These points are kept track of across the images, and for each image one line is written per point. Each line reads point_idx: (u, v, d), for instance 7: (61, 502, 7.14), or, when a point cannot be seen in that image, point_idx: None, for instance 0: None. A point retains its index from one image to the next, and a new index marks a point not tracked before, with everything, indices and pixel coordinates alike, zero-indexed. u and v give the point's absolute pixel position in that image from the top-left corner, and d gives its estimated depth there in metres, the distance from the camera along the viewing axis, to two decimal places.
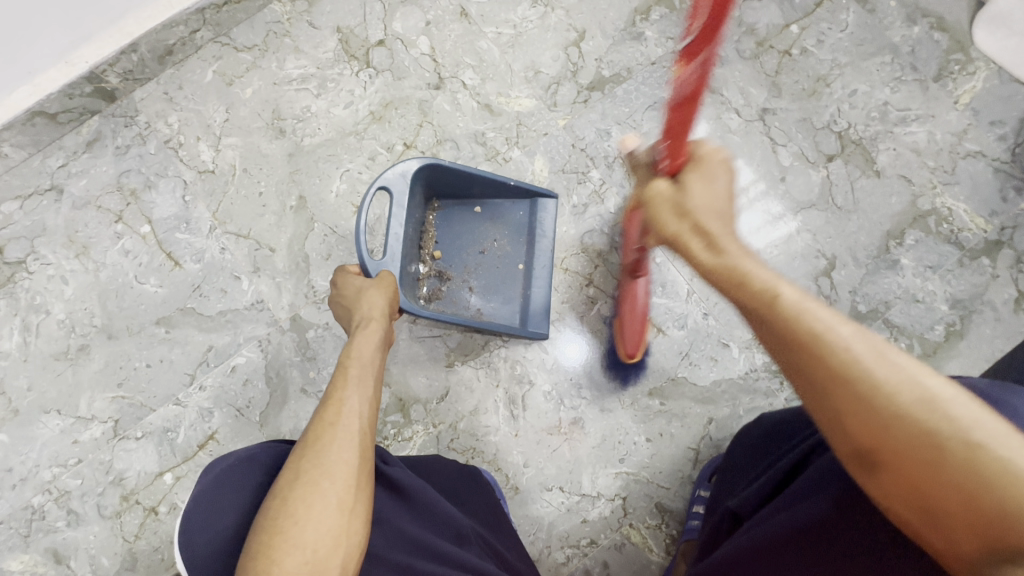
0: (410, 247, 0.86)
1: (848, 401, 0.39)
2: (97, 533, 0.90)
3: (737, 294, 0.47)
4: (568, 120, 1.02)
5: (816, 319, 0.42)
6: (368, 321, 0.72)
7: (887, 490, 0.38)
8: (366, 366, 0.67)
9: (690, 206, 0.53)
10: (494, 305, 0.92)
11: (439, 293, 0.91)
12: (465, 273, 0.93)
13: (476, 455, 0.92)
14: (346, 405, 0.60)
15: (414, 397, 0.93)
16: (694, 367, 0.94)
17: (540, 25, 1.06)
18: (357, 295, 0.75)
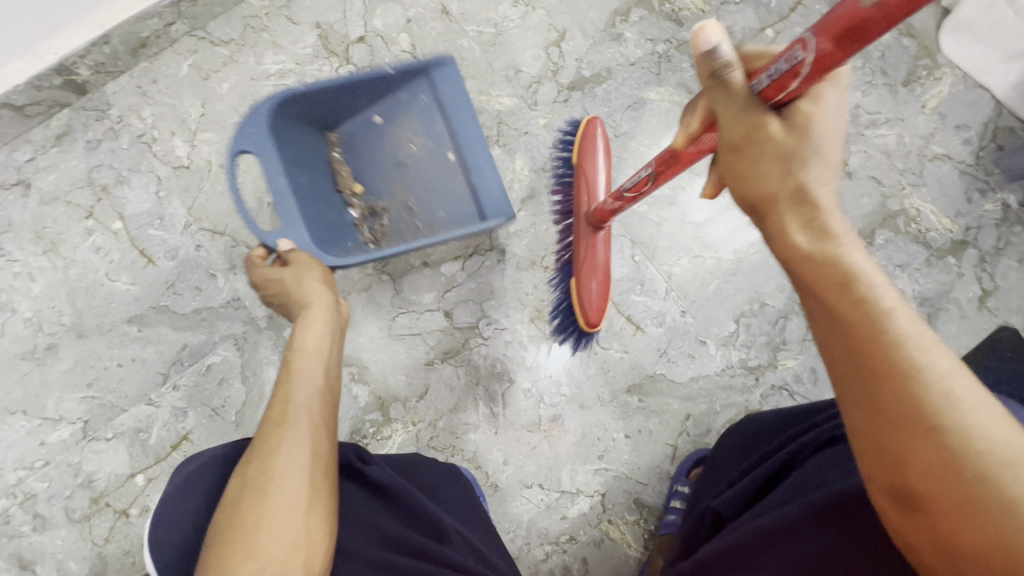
0: (315, 201, 0.84)
1: (931, 439, 0.35)
2: (65, 537, 0.88)
3: (829, 290, 0.39)
4: (549, 120, 1.03)
5: (920, 349, 0.37)
6: (312, 312, 0.69)
7: (921, 526, 0.37)
8: (315, 358, 0.65)
9: (804, 155, 0.41)
10: (437, 212, 0.89)
11: (382, 228, 0.91)
12: (398, 196, 0.91)
13: (456, 453, 0.91)
14: (295, 402, 0.59)
15: (394, 395, 0.93)
16: (672, 364, 0.95)
17: (521, 24, 1.06)
18: (289, 283, 0.72)
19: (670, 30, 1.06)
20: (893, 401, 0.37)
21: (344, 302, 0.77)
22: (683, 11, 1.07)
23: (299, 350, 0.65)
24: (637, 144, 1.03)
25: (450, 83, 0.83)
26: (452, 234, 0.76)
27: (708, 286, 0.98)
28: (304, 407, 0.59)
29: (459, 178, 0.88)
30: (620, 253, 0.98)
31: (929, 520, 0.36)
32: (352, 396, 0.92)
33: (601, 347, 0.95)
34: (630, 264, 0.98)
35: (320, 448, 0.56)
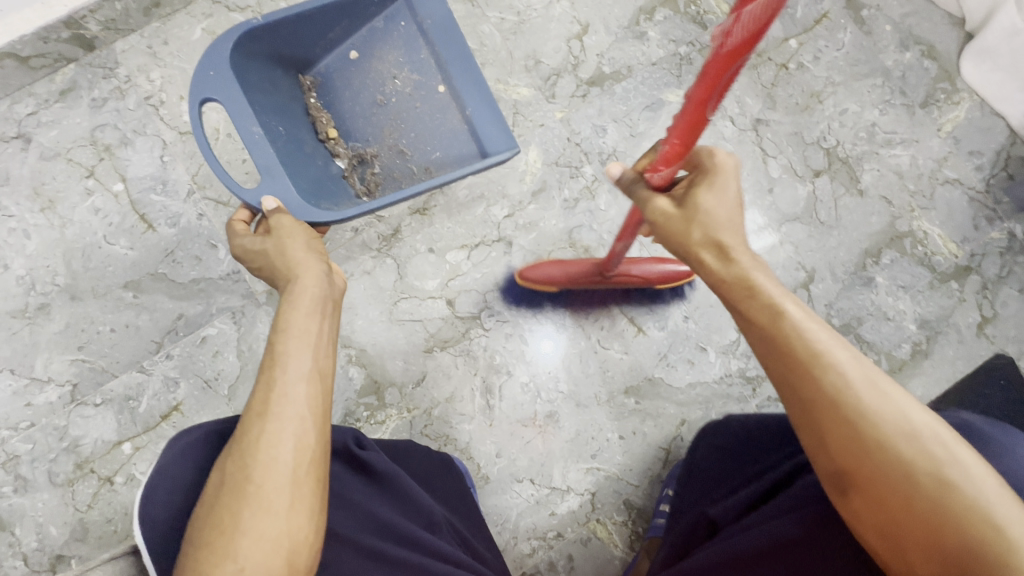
0: (297, 150, 0.81)
1: (845, 429, 0.43)
2: (47, 500, 0.87)
3: (745, 305, 0.49)
4: (565, 113, 1.02)
5: (821, 342, 0.45)
6: (298, 283, 0.61)
7: (858, 512, 0.43)
8: (305, 337, 0.56)
9: (693, 203, 0.53)
10: (435, 152, 0.86)
11: (375, 175, 0.87)
12: (388, 139, 0.88)
13: (449, 443, 0.91)
14: (276, 390, 0.52)
15: (390, 380, 0.92)
16: (671, 368, 0.95)
17: (543, 14, 1.05)
18: (274, 251, 0.65)
19: (693, 32, 1.05)
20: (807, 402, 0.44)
21: (339, 269, 0.68)
22: (708, 14, 1.06)
23: (284, 326, 0.57)
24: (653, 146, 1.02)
25: (429, 8, 0.83)
26: (453, 173, 0.72)
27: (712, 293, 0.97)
28: (286, 399, 0.51)
29: (453, 110, 0.85)
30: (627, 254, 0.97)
31: (860, 507, 0.42)
32: (348, 377, 0.91)
33: (602, 347, 0.95)
34: None
35: (308, 442, 0.51)
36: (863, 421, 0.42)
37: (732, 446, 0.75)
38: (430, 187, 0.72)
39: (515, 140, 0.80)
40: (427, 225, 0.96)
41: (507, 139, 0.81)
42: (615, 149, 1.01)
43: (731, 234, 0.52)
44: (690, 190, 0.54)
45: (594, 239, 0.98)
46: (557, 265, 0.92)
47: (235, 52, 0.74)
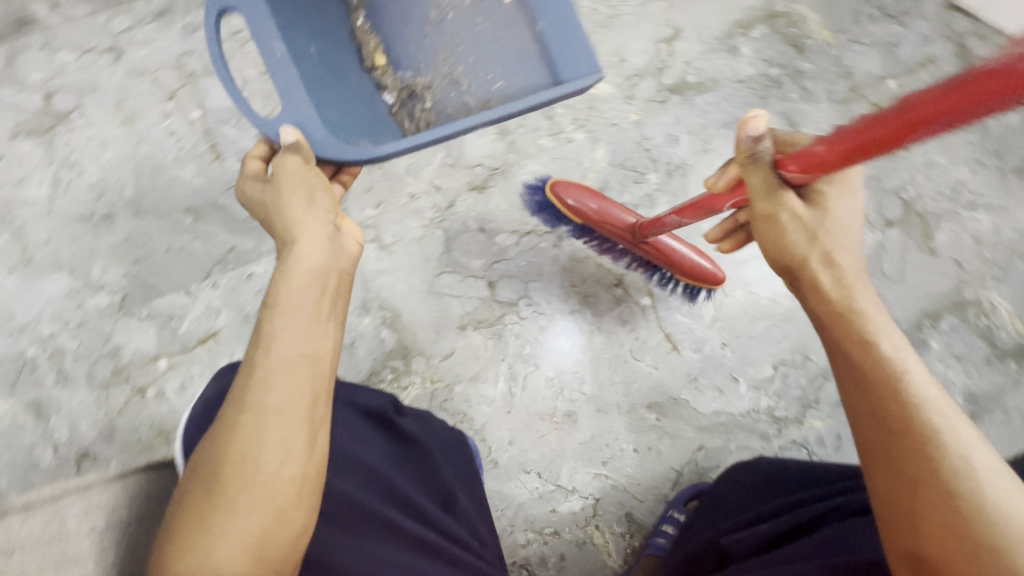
0: (332, 78, 0.73)
1: (946, 508, 0.41)
2: (82, 398, 0.91)
3: (849, 337, 0.51)
4: (640, 117, 1.00)
5: (926, 392, 0.46)
6: (297, 250, 0.56)
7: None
8: (304, 315, 0.52)
9: (823, 233, 0.56)
10: (495, 78, 0.75)
11: (426, 109, 0.78)
12: (442, 67, 0.78)
13: (464, 421, 0.91)
14: (257, 378, 0.49)
15: (419, 348, 0.93)
16: (698, 393, 0.94)
17: (637, 12, 1.02)
18: (273, 207, 0.60)
19: (788, 55, 1.01)
20: (908, 459, 0.44)
21: (351, 228, 0.63)
22: (807, 39, 1.02)
23: (281, 304, 0.52)
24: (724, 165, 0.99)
25: None
26: (510, 107, 0.64)
27: (755, 325, 0.95)
28: (273, 389, 0.48)
29: (520, 24, 0.73)
30: None
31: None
32: (379, 338, 0.93)
33: (633, 357, 0.94)
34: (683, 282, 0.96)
35: (297, 437, 0.48)
36: (969, 498, 0.41)
37: (751, 479, 0.75)
38: (486, 122, 0.65)
39: (599, 60, 0.67)
40: (482, 204, 0.96)
41: (589, 60, 0.68)
42: (684, 161, 0.99)
43: (852, 275, 0.55)
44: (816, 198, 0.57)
45: None
46: (596, 201, 0.91)
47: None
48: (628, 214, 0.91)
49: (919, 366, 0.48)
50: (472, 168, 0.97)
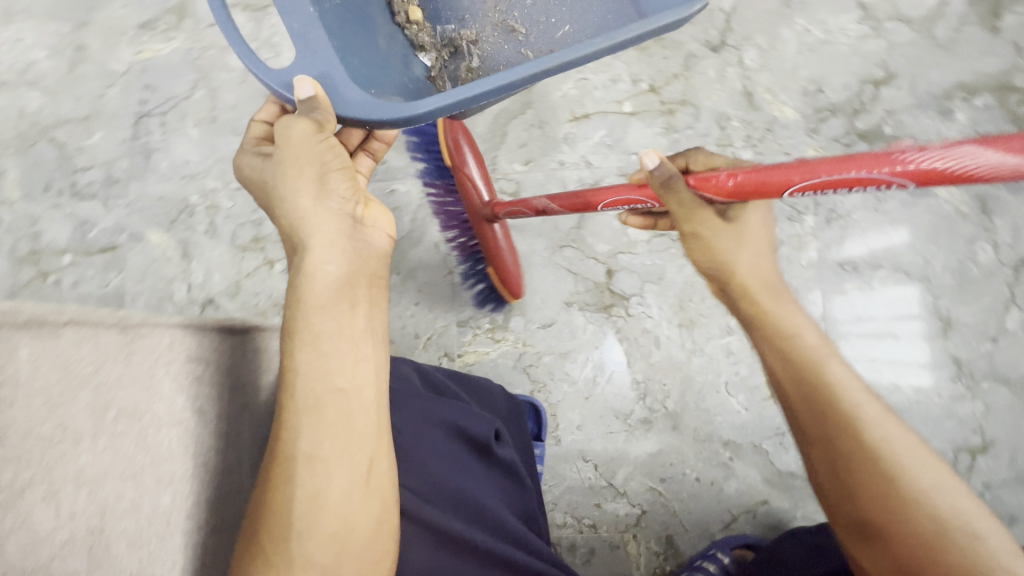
0: (357, 27, 0.65)
1: (893, 506, 0.48)
2: (222, 252, 1.01)
3: (785, 348, 0.57)
4: (820, 153, 0.93)
5: (857, 399, 0.53)
6: (314, 261, 0.51)
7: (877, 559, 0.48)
8: (325, 341, 0.48)
9: (743, 239, 0.58)
10: (559, 25, 0.69)
11: (470, 68, 0.71)
12: (492, 18, 0.72)
13: (541, 392, 0.93)
14: (286, 416, 0.45)
15: (521, 309, 0.94)
16: (781, 449, 0.90)
17: (851, 45, 0.95)
18: (287, 198, 0.53)
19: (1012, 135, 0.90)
20: (841, 439, 0.51)
21: (378, 214, 0.57)
22: None
23: (304, 331, 0.48)
24: (891, 231, 0.92)
25: None
26: (575, 49, 0.52)
27: None
28: (315, 437, 0.45)
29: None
30: None
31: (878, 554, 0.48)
32: (488, 287, 0.95)
33: (726, 390, 0.91)
34: None
35: (361, 487, 0.45)
36: (894, 467, 0.49)
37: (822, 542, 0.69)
38: (573, 60, 0.52)
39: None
40: None
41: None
42: (849, 214, 0.93)
43: (773, 278, 0.59)
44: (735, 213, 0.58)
45: None
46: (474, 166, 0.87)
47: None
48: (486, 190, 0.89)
49: (835, 355, 0.56)
50: (627, 155, 0.96)
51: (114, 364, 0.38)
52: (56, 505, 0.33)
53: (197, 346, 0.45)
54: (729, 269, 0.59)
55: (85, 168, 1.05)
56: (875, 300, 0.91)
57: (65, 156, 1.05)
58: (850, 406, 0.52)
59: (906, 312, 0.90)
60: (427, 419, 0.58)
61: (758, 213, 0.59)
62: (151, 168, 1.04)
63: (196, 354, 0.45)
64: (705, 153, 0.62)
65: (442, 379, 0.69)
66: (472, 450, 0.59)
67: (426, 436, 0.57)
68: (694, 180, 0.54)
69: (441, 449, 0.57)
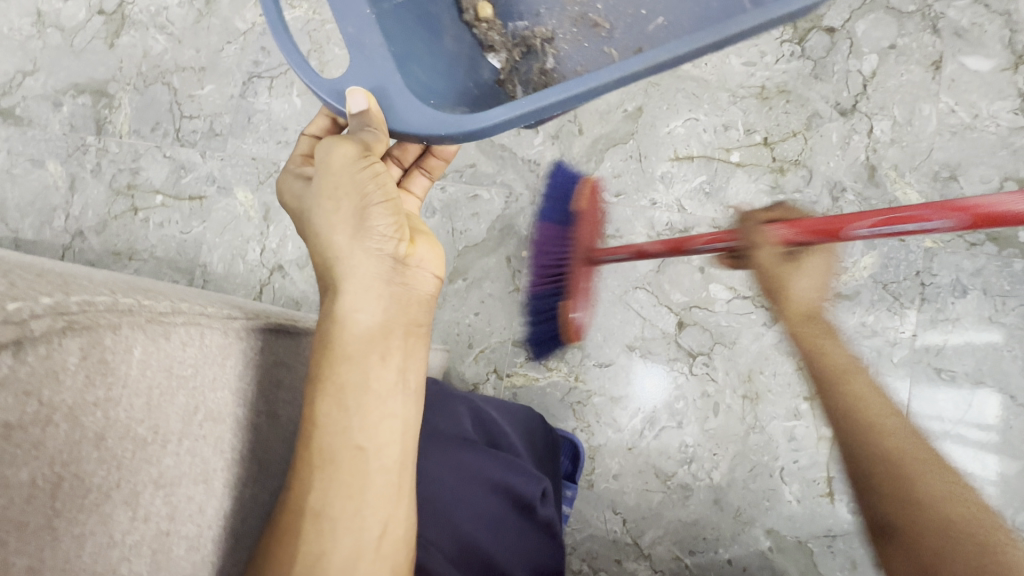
0: (417, 28, 0.60)
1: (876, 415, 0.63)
2: None
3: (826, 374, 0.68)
4: (935, 246, 0.85)
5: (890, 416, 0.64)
6: (347, 307, 0.47)
7: (894, 556, 0.53)
8: (348, 396, 0.44)
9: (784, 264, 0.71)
10: (649, 20, 0.65)
11: (545, 69, 0.68)
12: (570, 13, 0.69)
13: (583, 431, 0.90)
14: (302, 467, 0.43)
15: (581, 342, 0.91)
16: (829, 553, 0.83)
17: (1001, 137, 0.86)
18: (324, 224, 0.50)
19: None
20: (867, 453, 0.60)
21: (421, 250, 0.51)
22: None
23: (328, 383, 0.45)
24: (1001, 345, 0.83)
25: None
26: (665, 48, 0.47)
27: None
28: (325, 496, 0.42)
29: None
30: None
31: (895, 553, 0.52)
32: None
33: (780, 477, 0.85)
34: None
35: (368, 553, 0.43)
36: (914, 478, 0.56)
37: None
38: (669, 58, 0.47)
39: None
40: None
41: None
42: (958, 318, 0.84)
43: (819, 310, 0.74)
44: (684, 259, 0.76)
45: None
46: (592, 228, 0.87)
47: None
48: (595, 237, 0.88)
49: (862, 370, 0.68)
50: (724, 207, 0.91)
51: (209, 365, 0.38)
52: (134, 509, 0.32)
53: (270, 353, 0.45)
54: (787, 292, 0.73)
55: (192, 117, 1.09)
56: (966, 417, 0.83)
57: (176, 101, 1.10)
58: (873, 419, 0.63)
59: (978, 419, 0.83)
60: (471, 475, 0.56)
61: (819, 257, 0.75)
62: (251, 128, 1.07)
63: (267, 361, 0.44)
64: (790, 207, 0.71)
65: (496, 419, 0.67)
66: (514, 508, 0.57)
67: (469, 493, 0.56)
68: (783, 226, 0.64)
69: (480, 508, 0.55)
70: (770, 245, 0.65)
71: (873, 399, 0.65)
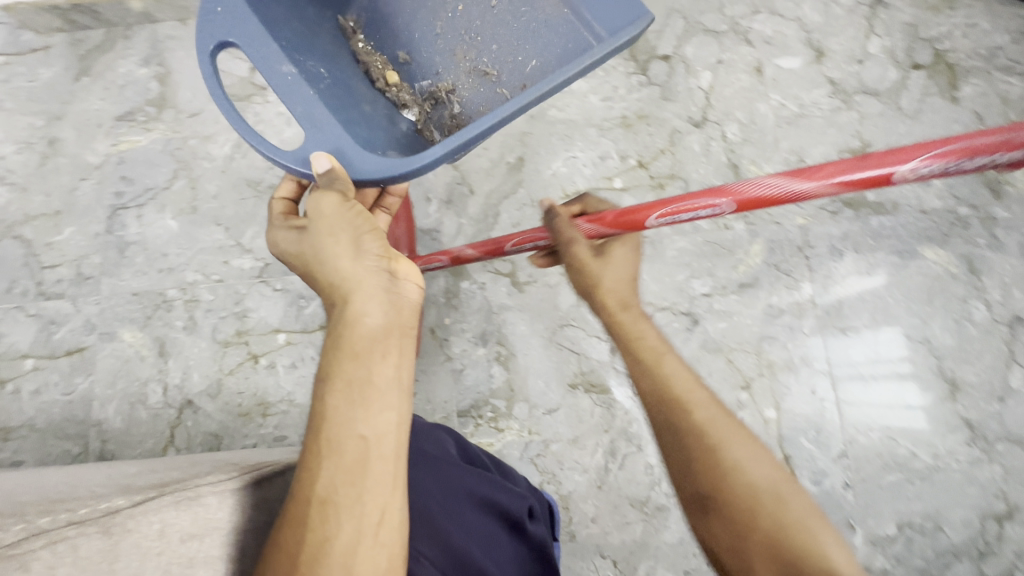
0: (348, 98, 0.64)
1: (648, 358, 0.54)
2: (202, 349, 0.95)
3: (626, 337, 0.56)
4: (806, 222, 0.95)
5: (654, 342, 0.55)
6: (354, 312, 0.51)
7: (714, 529, 0.46)
8: (354, 388, 0.47)
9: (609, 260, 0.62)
10: (527, 60, 0.67)
11: (454, 114, 0.69)
12: (463, 64, 0.70)
13: (551, 483, 0.88)
14: (318, 453, 0.45)
15: (525, 395, 0.90)
16: None
17: (827, 117, 0.99)
18: (311, 257, 0.54)
19: (982, 197, 0.94)
20: (673, 420, 0.50)
21: (408, 267, 0.55)
22: (1008, 185, 0.94)
23: (336, 377, 0.47)
24: (885, 293, 0.93)
25: None
26: (548, 81, 0.54)
27: (886, 474, 0.87)
28: (331, 480, 0.43)
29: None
30: (810, 390, 0.90)
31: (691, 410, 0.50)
32: (489, 373, 0.91)
33: None
34: (815, 404, 0.90)
35: (368, 538, 0.43)
36: (754, 488, 0.45)
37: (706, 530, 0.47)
38: (550, 89, 0.54)
39: (643, 5, 0.59)
40: None
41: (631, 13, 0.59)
42: (843, 278, 0.93)
43: (629, 299, 0.59)
44: (609, 246, 0.63)
45: (783, 356, 0.91)
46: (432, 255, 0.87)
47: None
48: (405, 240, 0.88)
49: (671, 351, 0.54)
50: None
51: None
52: None
53: (199, 516, 0.40)
54: (599, 289, 0.60)
55: (54, 265, 0.99)
56: (879, 363, 0.91)
57: (32, 253, 1.00)
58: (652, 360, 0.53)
59: (883, 356, 0.91)
60: (458, 491, 0.57)
61: (625, 248, 0.63)
62: (126, 262, 0.99)
63: (219, 523, 0.41)
64: (595, 199, 0.75)
65: (477, 450, 0.70)
66: (504, 521, 0.58)
67: (457, 508, 0.56)
68: (587, 220, 0.63)
69: (470, 523, 0.56)
70: (582, 240, 0.62)
71: (670, 365, 0.53)
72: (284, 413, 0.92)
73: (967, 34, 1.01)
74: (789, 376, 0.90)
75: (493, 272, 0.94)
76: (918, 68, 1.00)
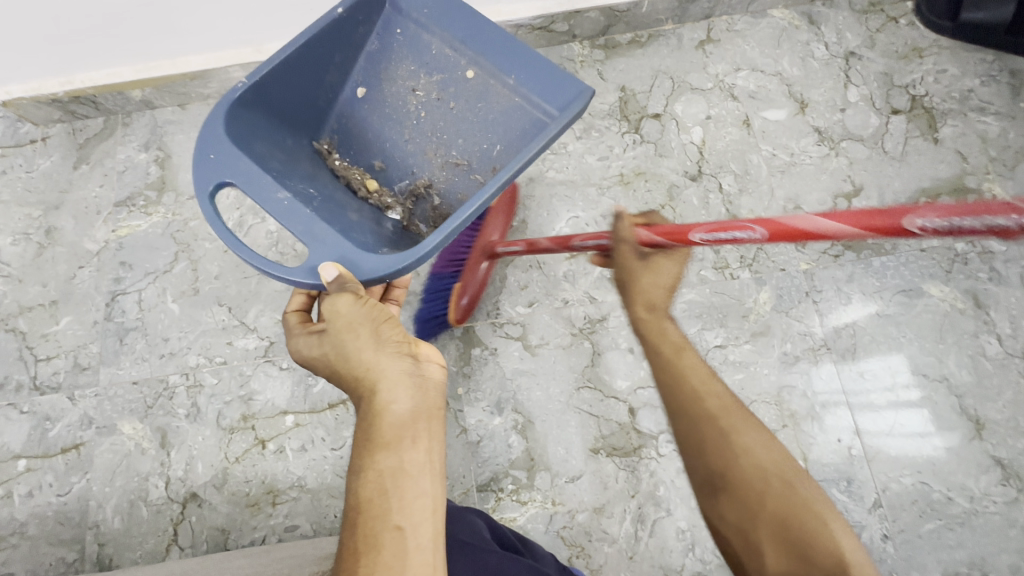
0: (338, 209, 0.64)
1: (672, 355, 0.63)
2: (207, 437, 0.91)
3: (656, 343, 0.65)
4: (810, 266, 0.96)
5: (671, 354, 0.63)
6: (383, 400, 0.49)
7: (725, 511, 0.53)
8: (387, 479, 0.45)
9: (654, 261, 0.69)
10: (494, 146, 0.68)
11: (436, 206, 0.69)
12: (435, 160, 0.70)
13: (581, 556, 0.84)
14: (356, 550, 0.43)
15: (546, 463, 0.87)
16: None
17: (817, 163, 1.03)
18: (335, 355, 0.52)
19: None
20: (684, 403, 0.58)
21: (430, 348, 0.54)
22: None
23: (369, 470, 0.46)
24: (897, 332, 0.93)
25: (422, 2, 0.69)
26: (518, 158, 0.55)
27: (924, 522, 0.85)
28: None
29: (493, 85, 0.68)
30: (836, 438, 0.88)
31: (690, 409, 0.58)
32: (507, 443, 0.88)
33: None
34: (842, 452, 0.88)
35: None
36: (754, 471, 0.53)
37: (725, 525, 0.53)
38: (523, 164, 0.55)
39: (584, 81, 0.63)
40: None
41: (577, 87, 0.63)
42: (854, 322, 0.93)
43: (662, 304, 0.68)
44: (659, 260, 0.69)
45: (805, 406, 0.90)
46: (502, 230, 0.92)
47: (230, 124, 0.60)
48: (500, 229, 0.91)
49: (691, 348, 0.64)
50: None
51: None
52: None
53: None
54: (638, 289, 0.68)
55: (50, 357, 0.96)
56: (901, 406, 0.90)
57: (26, 346, 0.97)
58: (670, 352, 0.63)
59: (904, 398, 0.90)
60: None
61: (673, 261, 0.69)
62: (125, 350, 0.96)
63: None
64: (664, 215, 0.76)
65: (508, 530, 0.67)
66: None
67: None
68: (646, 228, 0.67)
69: None
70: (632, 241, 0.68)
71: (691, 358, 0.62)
72: (295, 500, 0.88)
73: (938, 79, 1.06)
74: (812, 425, 0.89)
75: (504, 337, 0.93)
76: (897, 113, 1.05)
